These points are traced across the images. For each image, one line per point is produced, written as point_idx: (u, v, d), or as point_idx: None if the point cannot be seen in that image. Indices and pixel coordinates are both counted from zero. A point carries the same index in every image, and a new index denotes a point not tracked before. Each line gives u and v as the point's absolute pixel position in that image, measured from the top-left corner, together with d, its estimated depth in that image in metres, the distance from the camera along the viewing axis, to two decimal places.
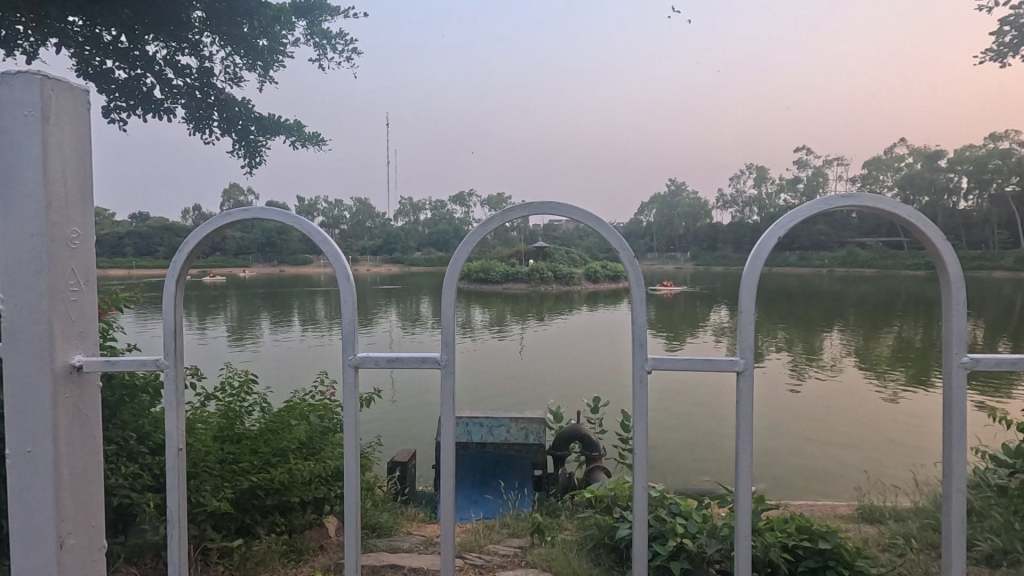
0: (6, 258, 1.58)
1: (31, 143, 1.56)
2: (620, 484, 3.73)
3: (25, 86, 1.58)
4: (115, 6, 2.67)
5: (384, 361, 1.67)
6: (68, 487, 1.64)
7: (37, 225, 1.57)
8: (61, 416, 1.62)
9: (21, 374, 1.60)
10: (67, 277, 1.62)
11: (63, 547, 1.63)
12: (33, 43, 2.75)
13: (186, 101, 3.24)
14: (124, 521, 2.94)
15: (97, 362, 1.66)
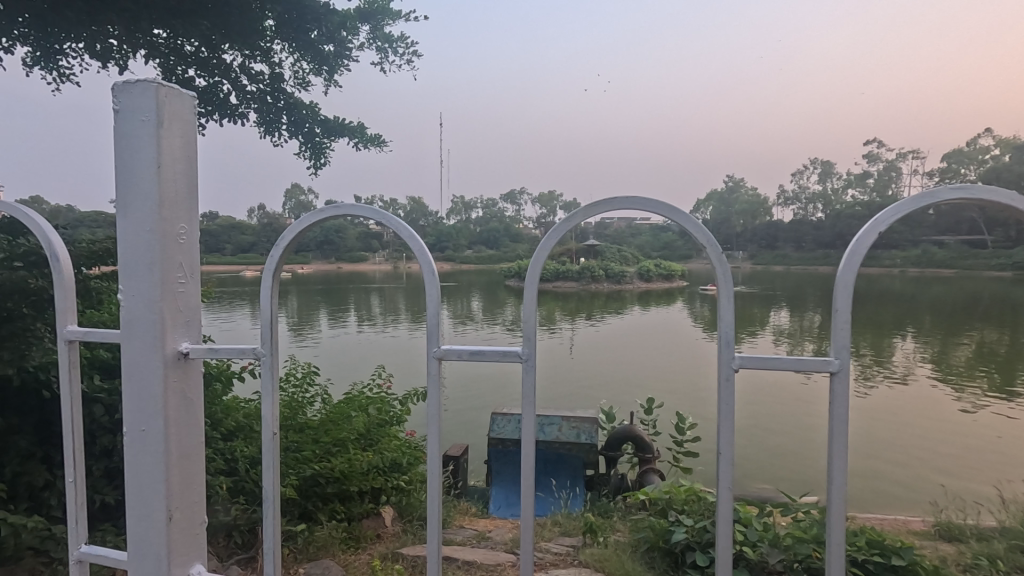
0: (125, 252, 1.68)
1: (147, 147, 1.63)
2: (675, 486, 3.65)
3: (143, 92, 1.65)
4: (195, 18, 2.82)
5: (463, 356, 1.68)
6: (175, 465, 1.72)
7: (152, 223, 1.65)
8: (170, 399, 1.70)
9: (138, 358, 1.69)
10: (175, 271, 1.69)
11: (171, 520, 1.71)
12: (123, 56, 2.96)
13: (259, 105, 3.40)
14: None
15: (201, 350, 1.73)
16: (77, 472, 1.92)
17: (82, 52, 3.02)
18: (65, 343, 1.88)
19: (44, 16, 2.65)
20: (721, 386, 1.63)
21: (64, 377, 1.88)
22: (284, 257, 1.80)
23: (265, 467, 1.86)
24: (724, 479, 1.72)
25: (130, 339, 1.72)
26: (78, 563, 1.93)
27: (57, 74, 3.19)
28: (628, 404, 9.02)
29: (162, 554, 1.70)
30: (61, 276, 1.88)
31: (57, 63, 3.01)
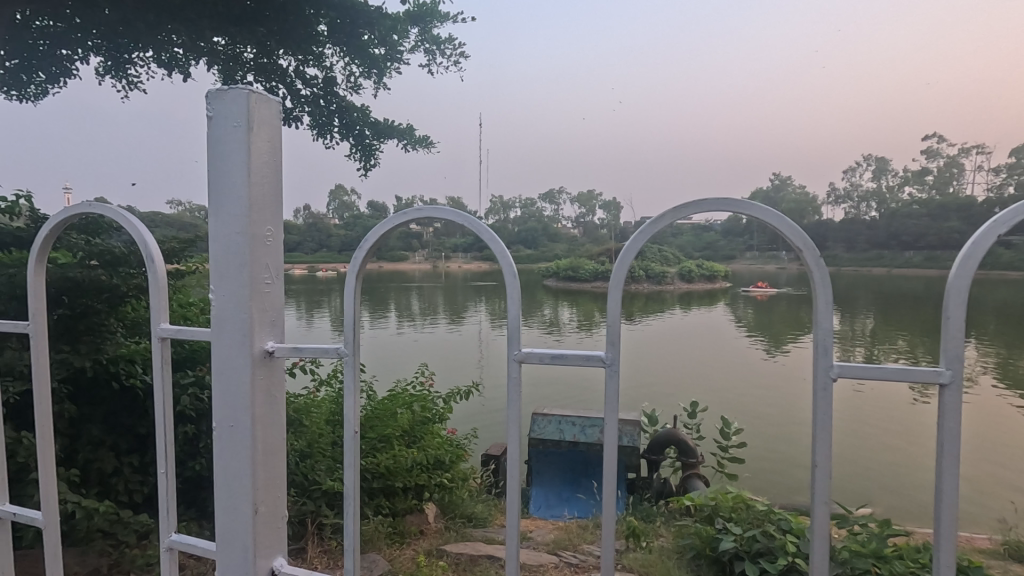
0: (216, 253, 1.64)
1: (238, 152, 1.59)
2: (722, 493, 3.54)
3: (234, 99, 1.61)
4: (252, 25, 2.93)
5: (546, 359, 1.49)
6: (261, 459, 1.66)
7: (242, 224, 1.61)
8: (258, 396, 1.65)
9: (227, 356, 1.65)
10: (263, 272, 1.64)
11: (258, 513, 1.66)
12: (186, 63, 3.09)
13: (312, 108, 3.49)
14: None
15: (286, 349, 1.66)
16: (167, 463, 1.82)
17: (148, 61, 3.16)
18: (158, 339, 1.79)
19: (116, 27, 2.79)
20: (816, 397, 1.41)
21: (158, 373, 1.79)
22: (368, 259, 1.74)
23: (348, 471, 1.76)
24: (819, 491, 1.42)
25: (219, 337, 1.68)
26: (169, 550, 1.84)
27: (125, 82, 3.35)
28: (670, 406, 8.87)
29: (249, 548, 1.65)
30: (154, 271, 1.75)
31: (126, 71, 3.16)
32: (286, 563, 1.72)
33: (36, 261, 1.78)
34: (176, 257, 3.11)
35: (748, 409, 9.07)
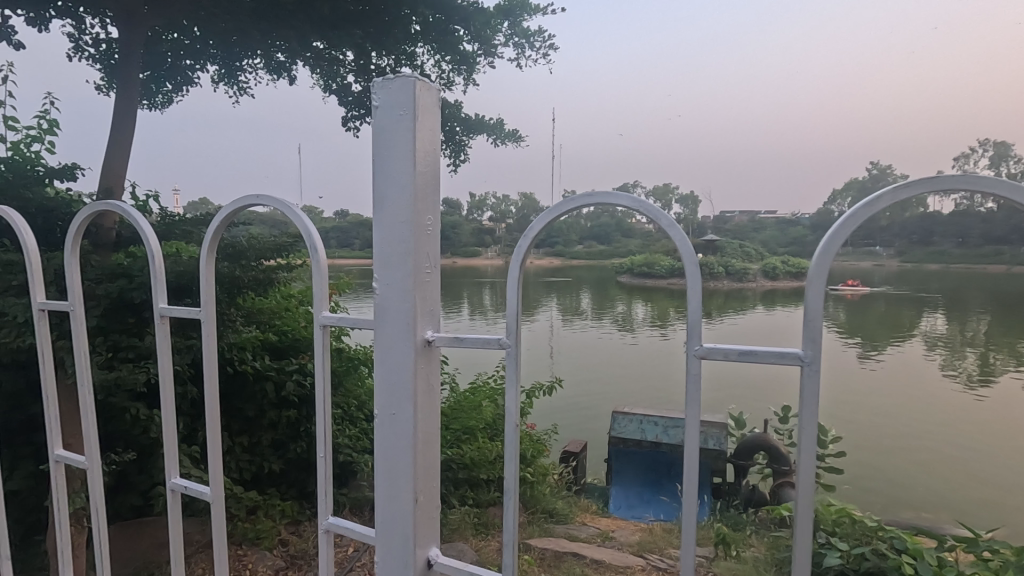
0: (377, 240, 1.26)
1: (402, 142, 1.20)
2: (823, 503, 3.27)
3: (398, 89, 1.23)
4: (350, 28, 3.01)
5: (736, 355, 1.16)
6: (421, 447, 1.27)
7: (406, 204, 1.21)
8: (419, 394, 1.25)
9: (387, 346, 1.26)
10: (425, 260, 1.23)
11: (419, 504, 1.26)
12: (291, 67, 3.27)
13: None
14: (345, 476, 3.62)
15: (445, 338, 1.25)
16: (324, 445, 1.45)
17: (257, 67, 3.37)
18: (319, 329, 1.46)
19: (230, 37, 2.99)
20: None
21: (319, 368, 1.46)
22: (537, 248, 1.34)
23: (512, 483, 1.31)
24: None
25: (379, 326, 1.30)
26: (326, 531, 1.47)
27: (236, 88, 3.60)
28: (754, 408, 8.47)
29: (407, 548, 1.26)
30: (317, 258, 1.46)
31: (237, 78, 3.39)
32: (443, 555, 1.30)
33: (208, 247, 1.60)
34: (285, 252, 3.17)
35: (844, 416, 8.47)
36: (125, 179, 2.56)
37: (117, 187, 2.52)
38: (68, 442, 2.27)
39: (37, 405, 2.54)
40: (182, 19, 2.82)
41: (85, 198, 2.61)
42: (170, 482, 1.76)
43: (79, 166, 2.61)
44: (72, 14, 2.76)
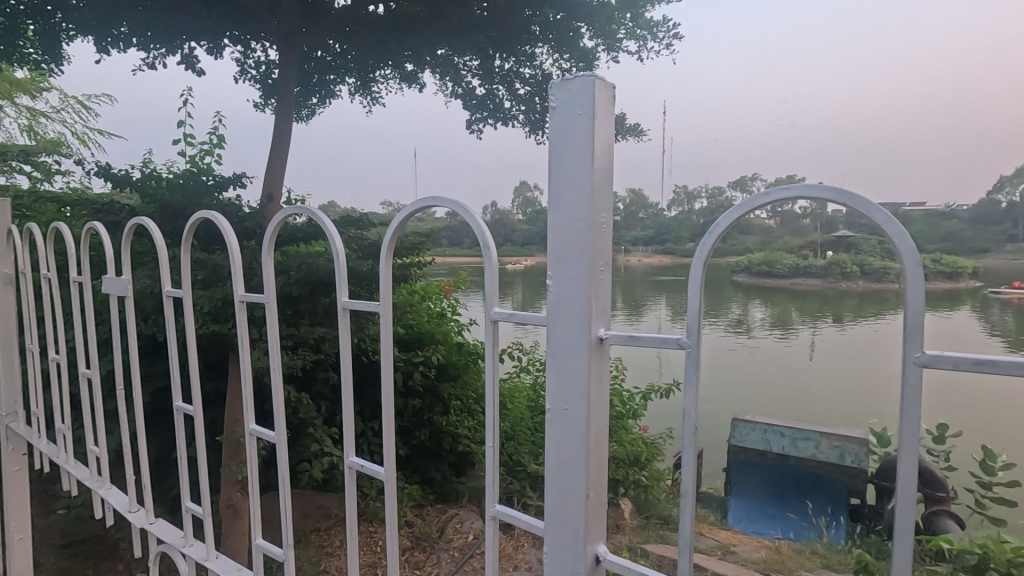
0: (548, 235, 1.05)
1: (580, 141, 0.99)
2: (996, 540, 2.83)
3: (573, 88, 1.01)
4: (473, 34, 3.09)
5: (970, 365, 0.93)
6: (595, 444, 1.04)
7: (583, 200, 0.99)
8: (595, 393, 1.02)
9: (558, 339, 1.05)
10: (602, 256, 1.01)
11: (590, 501, 1.04)
12: (420, 76, 3.46)
13: (526, 108, 3.38)
14: (464, 465, 3.81)
15: (619, 337, 1.01)
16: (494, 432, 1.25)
17: (388, 77, 3.60)
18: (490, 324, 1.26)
19: (367, 51, 3.23)
20: None
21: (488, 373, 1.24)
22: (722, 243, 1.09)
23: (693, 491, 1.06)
24: None
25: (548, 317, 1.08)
26: (494, 521, 1.23)
27: (370, 99, 3.88)
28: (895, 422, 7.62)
29: (576, 544, 1.05)
30: (488, 258, 1.22)
31: (371, 89, 3.65)
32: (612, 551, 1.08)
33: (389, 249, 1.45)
34: (415, 250, 3.37)
35: None
36: (282, 185, 2.86)
37: (276, 192, 2.82)
38: (237, 417, 2.59)
39: (212, 383, 2.93)
40: (328, 37, 3.09)
41: (248, 204, 2.94)
42: (347, 459, 1.50)
43: (244, 175, 2.95)
44: (241, 41, 3.14)
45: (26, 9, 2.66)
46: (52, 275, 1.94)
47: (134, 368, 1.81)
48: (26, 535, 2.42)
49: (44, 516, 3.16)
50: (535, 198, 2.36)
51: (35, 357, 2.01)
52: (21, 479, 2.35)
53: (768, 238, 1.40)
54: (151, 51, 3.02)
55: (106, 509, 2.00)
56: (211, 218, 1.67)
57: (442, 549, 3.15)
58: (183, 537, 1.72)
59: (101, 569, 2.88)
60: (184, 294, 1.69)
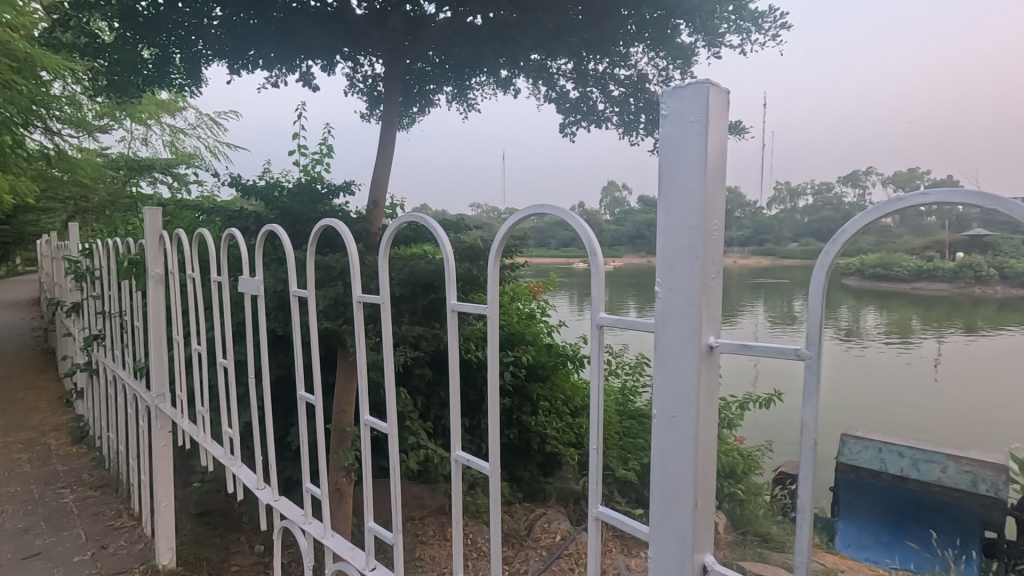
0: (657, 242, 1.03)
1: (694, 149, 0.97)
2: None
3: (687, 94, 0.98)
4: (567, 37, 3.09)
5: None
6: (703, 451, 1.01)
7: (695, 207, 0.97)
8: (705, 401, 0.99)
9: (666, 345, 1.02)
10: (714, 262, 0.98)
11: (698, 508, 1.01)
12: (514, 81, 3.53)
13: (620, 108, 3.34)
14: (551, 466, 3.87)
15: (732, 344, 0.98)
16: (598, 434, 1.12)
17: (483, 84, 3.71)
18: (595, 328, 1.17)
19: (465, 59, 3.35)
20: None
21: (592, 380, 1.15)
22: (844, 252, 1.01)
23: (808, 506, 0.99)
24: None
25: (656, 323, 1.05)
26: (596, 522, 1.13)
27: (465, 105, 4.01)
28: None
29: (683, 551, 1.02)
30: (593, 261, 1.16)
31: (467, 96, 3.78)
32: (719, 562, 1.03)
33: (496, 254, 1.40)
34: (508, 253, 3.45)
35: None
36: (386, 191, 3.03)
37: (380, 198, 2.99)
38: (345, 408, 2.79)
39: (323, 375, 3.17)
40: (429, 49, 3.23)
41: (355, 209, 3.15)
42: (454, 453, 1.43)
43: (352, 183, 3.16)
44: (351, 57, 3.38)
45: (174, 39, 3.00)
46: (196, 275, 2.19)
47: (262, 359, 2.00)
48: (171, 502, 2.75)
49: (182, 487, 3.58)
50: (625, 197, 2.33)
51: (181, 347, 2.28)
52: (167, 454, 2.67)
53: (885, 239, 1.19)
54: (274, 70, 3.31)
55: (236, 485, 2.23)
56: (333, 225, 1.75)
57: (530, 547, 3.20)
58: (302, 515, 1.88)
59: (230, 538, 3.21)
60: (307, 295, 1.83)
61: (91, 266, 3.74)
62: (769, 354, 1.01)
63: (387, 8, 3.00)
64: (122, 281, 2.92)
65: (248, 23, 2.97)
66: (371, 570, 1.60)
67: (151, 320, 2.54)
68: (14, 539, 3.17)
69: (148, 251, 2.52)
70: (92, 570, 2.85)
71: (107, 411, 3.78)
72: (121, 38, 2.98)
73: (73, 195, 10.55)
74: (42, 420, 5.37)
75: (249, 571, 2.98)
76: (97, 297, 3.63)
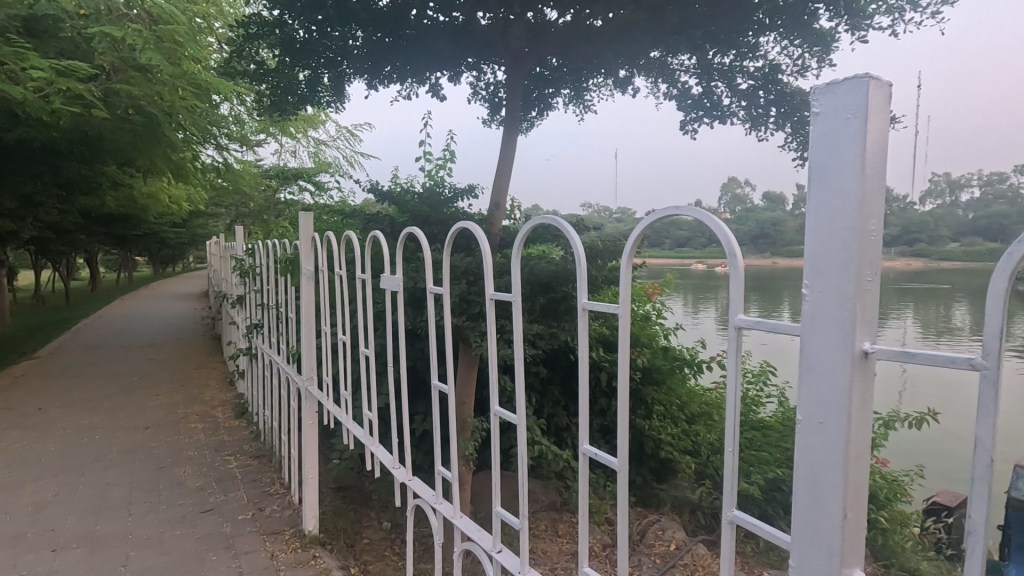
0: (808, 246, 0.98)
1: (851, 148, 0.91)
2: None
3: (845, 90, 0.93)
4: (691, 31, 2.99)
5: None
6: (855, 460, 0.94)
7: (852, 208, 0.91)
8: (859, 411, 0.92)
9: (815, 351, 0.96)
10: (873, 265, 0.91)
11: (848, 522, 0.95)
12: (633, 81, 3.49)
13: (747, 102, 3.16)
14: (666, 473, 3.77)
15: (892, 351, 0.91)
16: (734, 435, 1.07)
17: (601, 85, 3.70)
18: (734, 330, 1.12)
19: (584, 62, 3.37)
20: None
21: (729, 383, 1.11)
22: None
23: (984, 532, 0.89)
24: None
25: (804, 327, 0.99)
26: (731, 527, 1.08)
27: (583, 107, 4.03)
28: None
29: (829, 566, 0.96)
30: (733, 262, 1.11)
31: (584, 97, 3.79)
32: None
33: (631, 251, 1.38)
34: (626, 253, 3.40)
35: None
36: (507, 194, 3.15)
37: (502, 201, 3.10)
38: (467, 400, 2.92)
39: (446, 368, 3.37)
40: (549, 54, 3.30)
41: (478, 212, 3.30)
42: (581, 446, 1.39)
43: (475, 186, 3.32)
44: (476, 67, 3.54)
45: (324, 61, 3.36)
46: (343, 273, 2.43)
47: (400, 352, 2.16)
48: (316, 475, 3.08)
49: (323, 462, 4.00)
50: (748, 195, 2.21)
51: (329, 336, 2.55)
52: (314, 431, 3.00)
53: None
54: (406, 83, 3.57)
55: (373, 463, 2.44)
56: (468, 228, 1.83)
57: (642, 553, 3.14)
58: (432, 496, 2.01)
59: (362, 514, 3.53)
60: (441, 292, 1.95)
61: (253, 264, 4.28)
62: (937, 363, 0.91)
63: (510, 17, 3.09)
64: (279, 277, 3.33)
65: (384, 41, 3.23)
66: (498, 552, 1.66)
67: (303, 312, 2.86)
68: (194, 495, 3.74)
69: (302, 250, 2.85)
70: (253, 527, 3.29)
71: (264, 391, 4.31)
72: (282, 63, 3.40)
73: (236, 202, 12.13)
74: (212, 396, 6.26)
75: (378, 544, 3.26)
76: (258, 291, 4.15)
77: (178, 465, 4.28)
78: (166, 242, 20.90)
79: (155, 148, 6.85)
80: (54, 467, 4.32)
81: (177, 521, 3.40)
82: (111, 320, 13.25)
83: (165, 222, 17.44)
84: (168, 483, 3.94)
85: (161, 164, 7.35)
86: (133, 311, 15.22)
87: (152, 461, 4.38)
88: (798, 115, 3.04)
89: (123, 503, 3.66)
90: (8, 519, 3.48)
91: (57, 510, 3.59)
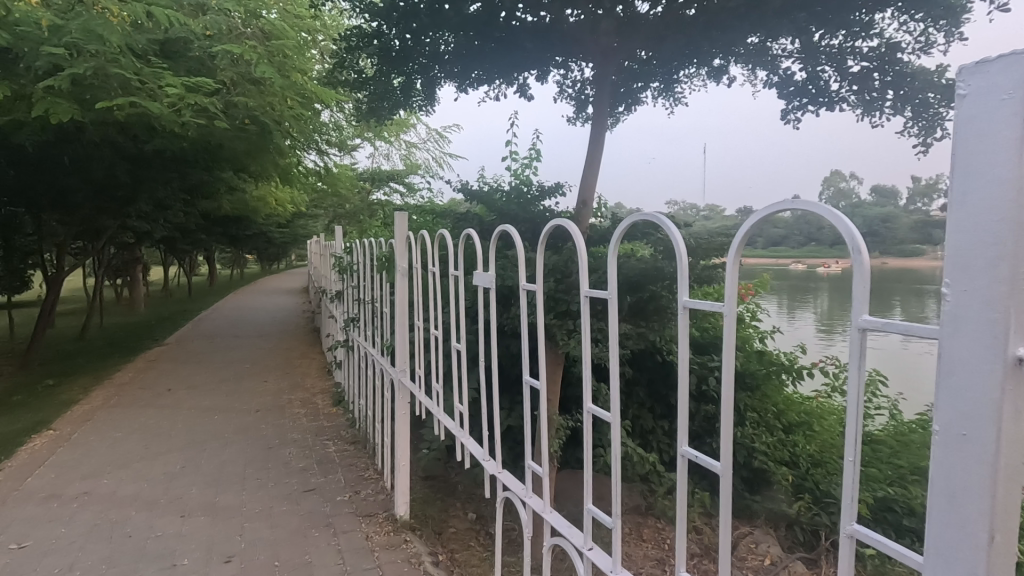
0: (950, 242, 0.89)
1: (1005, 131, 0.82)
2: None
3: (999, 69, 0.84)
4: (795, 13, 2.80)
5: None
6: (1005, 478, 0.84)
7: (1005, 199, 0.82)
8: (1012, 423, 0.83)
9: (958, 356, 0.87)
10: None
11: (995, 545, 0.85)
12: (728, 69, 3.34)
13: (859, 86, 2.92)
14: (760, 483, 3.58)
15: None
16: (856, 445, 0.99)
17: (692, 76, 3.58)
18: (858, 333, 1.03)
19: (675, 53, 3.27)
20: None
21: (851, 387, 1.04)
22: None
23: None
24: None
25: (945, 331, 0.90)
26: (851, 542, 1.01)
27: (673, 100, 3.92)
28: None
29: None
30: (858, 259, 1.04)
31: (675, 90, 3.68)
32: None
33: (738, 249, 1.32)
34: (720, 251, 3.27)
35: None
36: (594, 191, 3.12)
37: (590, 198, 3.08)
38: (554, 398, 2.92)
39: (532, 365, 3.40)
40: (638, 47, 3.22)
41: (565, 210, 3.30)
42: (680, 449, 1.34)
43: (562, 185, 3.32)
44: (563, 65, 3.54)
45: (418, 67, 3.49)
46: (436, 270, 2.52)
47: (492, 348, 2.19)
48: (407, 463, 3.21)
49: (412, 451, 4.19)
50: (855, 189, 2.05)
51: (422, 330, 2.65)
52: (406, 421, 3.14)
53: None
54: (495, 84, 3.64)
55: (463, 455, 2.51)
56: (563, 226, 1.80)
57: (734, 565, 3.00)
58: (521, 489, 2.03)
59: (449, 503, 3.66)
60: (535, 290, 1.94)
61: (351, 261, 4.56)
62: None
63: (600, 12, 3.05)
64: (376, 274, 3.52)
65: (475, 44, 3.31)
66: (589, 550, 1.65)
67: (398, 308, 3.00)
68: (298, 474, 4.05)
69: (398, 249, 2.99)
70: (350, 509, 3.50)
71: (359, 381, 4.58)
72: (379, 71, 3.58)
73: (334, 203, 12.97)
74: (312, 384, 6.74)
75: (464, 534, 3.36)
76: (355, 287, 4.41)
77: (284, 446, 4.65)
78: (272, 241, 22.65)
79: (266, 155, 7.46)
80: (180, 442, 4.84)
81: (283, 498, 3.69)
82: (226, 313, 14.56)
83: (271, 222, 18.90)
84: (275, 462, 4.28)
85: (270, 168, 7.99)
86: (243, 305, 16.68)
87: (262, 441, 4.78)
88: (920, 97, 2.77)
89: (239, 478, 4.03)
90: (146, 485, 3.95)
91: (184, 481, 4.01)
